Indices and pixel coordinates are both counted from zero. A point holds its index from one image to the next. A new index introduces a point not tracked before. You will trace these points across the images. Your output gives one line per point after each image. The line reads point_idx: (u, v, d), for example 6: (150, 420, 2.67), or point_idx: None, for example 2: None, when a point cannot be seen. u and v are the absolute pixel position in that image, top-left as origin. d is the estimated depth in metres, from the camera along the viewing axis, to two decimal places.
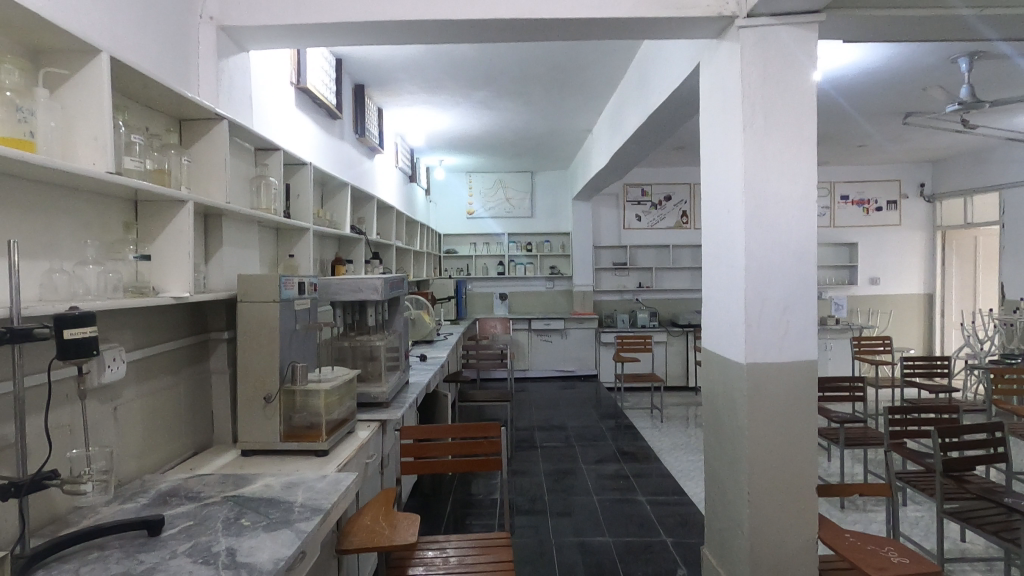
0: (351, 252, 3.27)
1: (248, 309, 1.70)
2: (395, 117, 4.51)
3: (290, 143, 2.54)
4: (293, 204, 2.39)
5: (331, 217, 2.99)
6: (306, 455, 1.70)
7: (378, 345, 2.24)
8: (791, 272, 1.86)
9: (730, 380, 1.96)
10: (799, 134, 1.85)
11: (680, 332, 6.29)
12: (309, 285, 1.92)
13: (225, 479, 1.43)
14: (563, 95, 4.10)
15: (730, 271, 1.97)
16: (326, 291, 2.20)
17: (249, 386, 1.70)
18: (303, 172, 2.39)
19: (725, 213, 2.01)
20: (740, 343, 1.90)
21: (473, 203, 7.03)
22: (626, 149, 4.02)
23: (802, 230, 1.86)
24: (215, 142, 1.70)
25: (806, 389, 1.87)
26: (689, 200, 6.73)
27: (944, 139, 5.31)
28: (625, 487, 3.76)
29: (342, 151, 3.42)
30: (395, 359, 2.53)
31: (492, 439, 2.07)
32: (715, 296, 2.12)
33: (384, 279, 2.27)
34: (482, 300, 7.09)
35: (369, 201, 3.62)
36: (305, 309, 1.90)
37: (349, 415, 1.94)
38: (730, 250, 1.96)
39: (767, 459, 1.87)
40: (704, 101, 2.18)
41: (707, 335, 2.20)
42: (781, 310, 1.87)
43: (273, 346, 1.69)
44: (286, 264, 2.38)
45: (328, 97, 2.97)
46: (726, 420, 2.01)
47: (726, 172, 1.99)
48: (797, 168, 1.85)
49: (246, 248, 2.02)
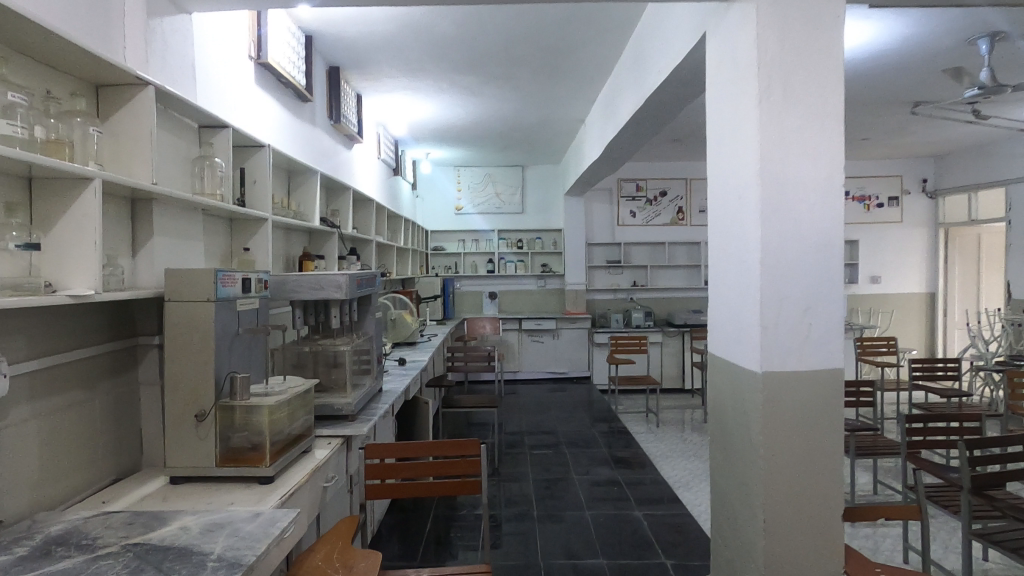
0: (322, 246, 3.01)
1: (176, 311, 1.43)
2: (375, 105, 4.25)
3: (249, 125, 2.28)
4: (248, 191, 2.12)
5: (299, 208, 2.71)
6: (247, 483, 1.44)
7: (343, 350, 1.99)
8: (812, 268, 1.61)
9: (741, 393, 1.71)
10: (821, 108, 1.61)
11: (676, 332, 6.06)
12: (257, 282, 1.66)
13: (135, 519, 1.16)
14: (553, 81, 3.84)
15: (739, 266, 1.72)
16: (282, 288, 1.94)
17: (179, 400, 1.43)
18: (261, 155, 2.13)
19: (734, 200, 1.76)
20: (753, 349, 1.65)
21: (461, 198, 6.77)
22: (620, 139, 3.78)
23: (826, 219, 1.62)
24: (139, 112, 1.44)
25: (830, 402, 1.63)
26: (685, 196, 6.52)
27: (952, 131, 5.11)
28: (619, 497, 3.52)
29: (314, 137, 3.16)
30: (365, 364, 2.27)
31: (470, 459, 1.80)
32: (722, 296, 1.86)
33: (350, 275, 2.01)
34: (471, 298, 6.82)
35: (345, 192, 3.37)
36: (252, 310, 1.63)
37: (304, 430, 1.68)
38: (740, 243, 1.72)
39: (786, 484, 1.62)
40: (710, 76, 1.93)
41: (714, 339, 1.95)
42: (801, 311, 1.62)
43: (207, 354, 1.43)
44: (241, 259, 2.12)
45: (295, 75, 2.71)
46: (736, 438, 1.76)
47: (737, 154, 1.74)
48: (820, 149, 1.61)
49: (185, 240, 1.75)
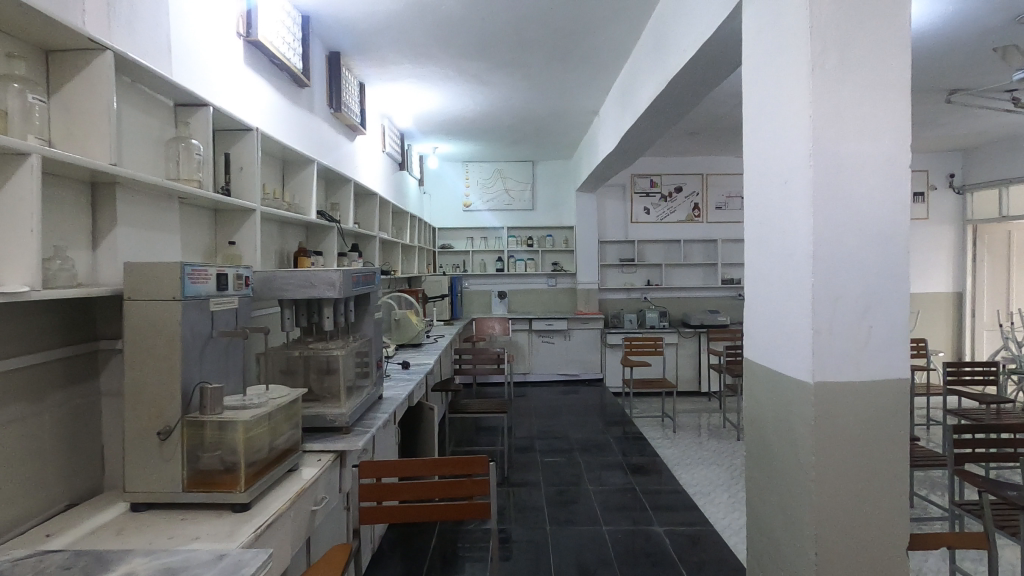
0: (320, 242, 2.82)
1: (137, 312, 1.23)
2: (379, 95, 4.06)
3: (237, 108, 2.10)
4: (234, 178, 1.93)
5: (294, 200, 2.52)
6: (219, 511, 1.25)
7: (337, 354, 1.78)
8: (873, 261, 1.39)
9: (788, 409, 1.49)
10: (884, 78, 1.40)
11: (692, 333, 5.83)
12: (236, 278, 1.46)
13: (75, 561, 0.97)
14: (567, 67, 3.63)
15: (784, 260, 1.51)
16: (269, 286, 1.75)
17: (139, 415, 1.23)
18: (248, 140, 1.94)
19: (777, 186, 1.54)
20: (802, 356, 1.43)
21: (470, 194, 6.57)
22: (637, 129, 3.58)
23: (887, 206, 1.40)
24: (95, 82, 1.25)
25: (893, 419, 1.41)
26: (701, 192, 6.29)
27: (985, 122, 4.85)
28: (636, 509, 3.31)
29: (313, 125, 2.97)
30: (363, 368, 2.07)
31: (477, 479, 1.57)
32: (762, 295, 1.65)
33: (345, 271, 1.81)
34: (480, 298, 6.62)
35: (346, 184, 3.18)
36: (229, 311, 1.43)
37: (287, 447, 1.48)
38: (785, 234, 1.50)
39: (845, 515, 1.41)
40: (747, 48, 1.72)
41: (752, 344, 1.73)
42: (860, 311, 1.40)
43: (173, 361, 1.23)
44: (225, 253, 1.92)
45: (291, 58, 2.52)
46: (781, 458, 1.54)
47: (780, 132, 1.52)
48: (882, 125, 1.40)
49: (157, 231, 1.56)
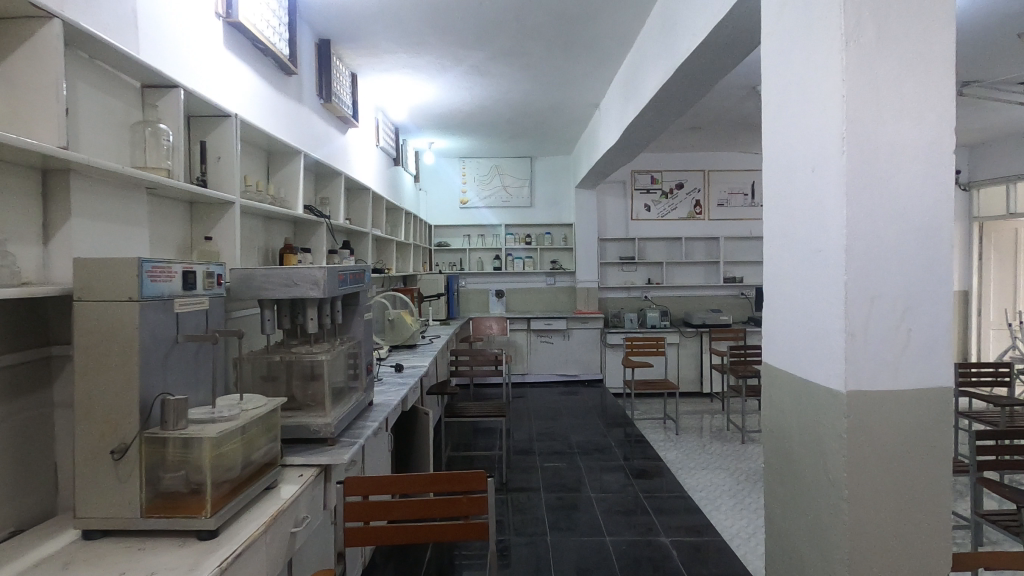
0: (309, 238, 2.67)
1: (88, 314, 1.08)
2: (372, 86, 3.91)
3: (217, 93, 1.95)
4: (211, 168, 1.79)
5: (279, 193, 2.37)
6: (184, 539, 1.11)
7: (321, 359, 1.63)
8: (911, 257, 1.26)
9: (815, 419, 1.36)
10: (926, 54, 1.26)
11: (694, 332, 5.70)
12: (206, 276, 1.32)
13: None
14: (567, 57, 3.49)
15: (811, 257, 1.37)
16: (248, 285, 1.60)
17: (90, 431, 1.09)
18: (225, 127, 1.80)
19: (802, 174, 1.40)
20: (833, 361, 1.29)
21: (467, 191, 6.42)
22: (642, 120, 3.45)
23: (928, 196, 1.26)
24: (41, 54, 1.10)
25: (934, 430, 1.28)
26: (703, 188, 6.16)
27: (997, 116, 4.71)
28: (640, 516, 3.17)
29: (302, 115, 2.82)
30: (352, 373, 1.92)
31: (475, 497, 1.43)
32: (784, 294, 1.51)
33: (330, 268, 1.66)
34: (477, 297, 6.48)
35: (336, 177, 3.04)
36: (198, 312, 1.29)
37: (263, 462, 1.34)
38: (813, 226, 1.36)
39: (880, 535, 1.28)
40: (767, 26, 1.58)
41: (772, 347, 1.59)
42: (899, 313, 1.26)
43: (129, 370, 1.08)
44: (202, 249, 1.78)
45: (276, 42, 2.37)
46: (807, 471, 1.41)
47: (807, 116, 1.38)
48: (923, 106, 1.26)
49: (121, 224, 1.41)
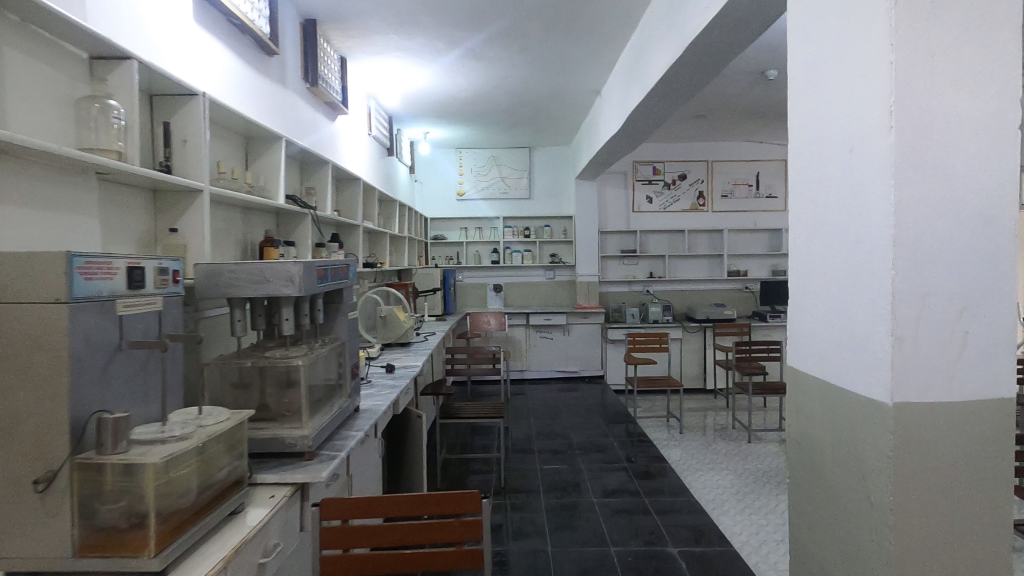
0: (293, 231, 2.50)
1: (7, 319, 0.91)
2: (363, 71, 3.73)
3: (185, 72, 1.78)
4: (176, 153, 1.61)
5: (258, 182, 2.20)
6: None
7: (297, 364, 1.46)
8: (969, 248, 1.10)
9: (854, 432, 1.20)
10: (988, 13, 1.09)
11: (697, 328, 5.53)
12: (158, 272, 1.15)
13: None
14: (568, 38, 3.30)
15: (848, 249, 1.21)
16: (214, 282, 1.44)
17: (10, 455, 0.92)
18: (191, 107, 1.62)
19: (838, 154, 1.24)
20: (876, 368, 1.13)
21: (464, 182, 6.25)
22: (645, 106, 3.27)
23: (987, 179, 1.10)
24: None
25: (992, 445, 1.12)
26: (706, 179, 5.99)
27: None
28: (645, 521, 3.01)
29: (285, 98, 2.64)
30: (334, 377, 1.75)
31: (468, 521, 1.27)
32: (814, 290, 1.35)
33: (307, 263, 1.49)
34: (474, 291, 6.32)
35: (322, 166, 2.86)
36: (148, 314, 1.12)
37: (224, 485, 1.17)
38: (851, 215, 1.20)
39: (929, 564, 1.12)
40: None
41: (798, 350, 1.43)
42: (954, 313, 1.10)
43: (55, 383, 0.92)
44: (165, 242, 1.61)
45: (254, 18, 2.20)
46: (842, 489, 1.25)
47: (844, 88, 1.21)
48: (982, 74, 1.10)
49: (62, 212, 1.24)
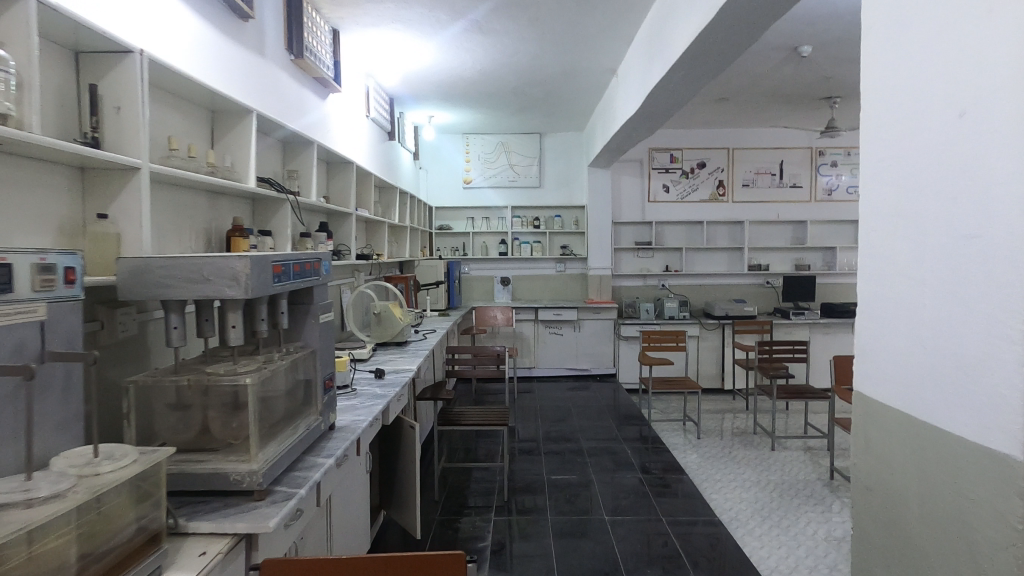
0: (271, 218, 2.23)
1: None
2: (359, 46, 3.43)
3: (130, 32, 1.50)
4: (107, 122, 1.34)
5: (224, 163, 1.92)
6: None
7: (244, 383, 1.18)
8: None
9: (960, 487, 0.91)
10: None
11: (716, 325, 5.22)
12: (36, 271, 0.87)
13: None
14: (582, 7, 2.97)
15: (955, 244, 0.91)
16: (142, 281, 1.17)
17: None
18: (125, 68, 1.34)
19: (943, 120, 0.93)
20: (999, 409, 0.83)
21: (471, 169, 5.96)
22: (666, 84, 2.95)
23: None
24: None
25: None
26: (727, 168, 5.65)
27: None
28: (662, 539, 2.71)
29: (265, 69, 2.35)
30: (299, 392, 1.47)
31: None
32: (900, 297, 1.05)
33: (258, 257, 1.20)
34: (481, 284, 6.04)
35: (307, 146, 2.57)
36: (16, 326, 0.83)
37: (130, 547, 0.90)
38: (962, 197, 0.89)
39: None
40: None
41: (873, 375, 1.14)
42: None
43: None
44: (92, 230, 1.33)
45: None
46: (938, 558, 0.96)
47: (954, 29, 0.91)
48: None
49: None
